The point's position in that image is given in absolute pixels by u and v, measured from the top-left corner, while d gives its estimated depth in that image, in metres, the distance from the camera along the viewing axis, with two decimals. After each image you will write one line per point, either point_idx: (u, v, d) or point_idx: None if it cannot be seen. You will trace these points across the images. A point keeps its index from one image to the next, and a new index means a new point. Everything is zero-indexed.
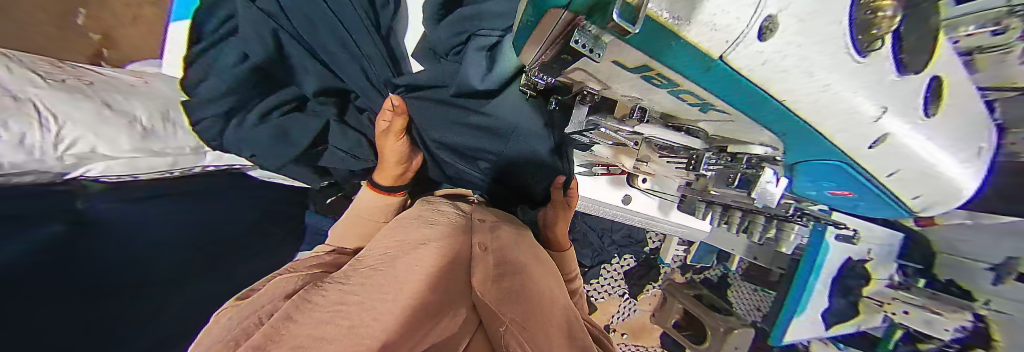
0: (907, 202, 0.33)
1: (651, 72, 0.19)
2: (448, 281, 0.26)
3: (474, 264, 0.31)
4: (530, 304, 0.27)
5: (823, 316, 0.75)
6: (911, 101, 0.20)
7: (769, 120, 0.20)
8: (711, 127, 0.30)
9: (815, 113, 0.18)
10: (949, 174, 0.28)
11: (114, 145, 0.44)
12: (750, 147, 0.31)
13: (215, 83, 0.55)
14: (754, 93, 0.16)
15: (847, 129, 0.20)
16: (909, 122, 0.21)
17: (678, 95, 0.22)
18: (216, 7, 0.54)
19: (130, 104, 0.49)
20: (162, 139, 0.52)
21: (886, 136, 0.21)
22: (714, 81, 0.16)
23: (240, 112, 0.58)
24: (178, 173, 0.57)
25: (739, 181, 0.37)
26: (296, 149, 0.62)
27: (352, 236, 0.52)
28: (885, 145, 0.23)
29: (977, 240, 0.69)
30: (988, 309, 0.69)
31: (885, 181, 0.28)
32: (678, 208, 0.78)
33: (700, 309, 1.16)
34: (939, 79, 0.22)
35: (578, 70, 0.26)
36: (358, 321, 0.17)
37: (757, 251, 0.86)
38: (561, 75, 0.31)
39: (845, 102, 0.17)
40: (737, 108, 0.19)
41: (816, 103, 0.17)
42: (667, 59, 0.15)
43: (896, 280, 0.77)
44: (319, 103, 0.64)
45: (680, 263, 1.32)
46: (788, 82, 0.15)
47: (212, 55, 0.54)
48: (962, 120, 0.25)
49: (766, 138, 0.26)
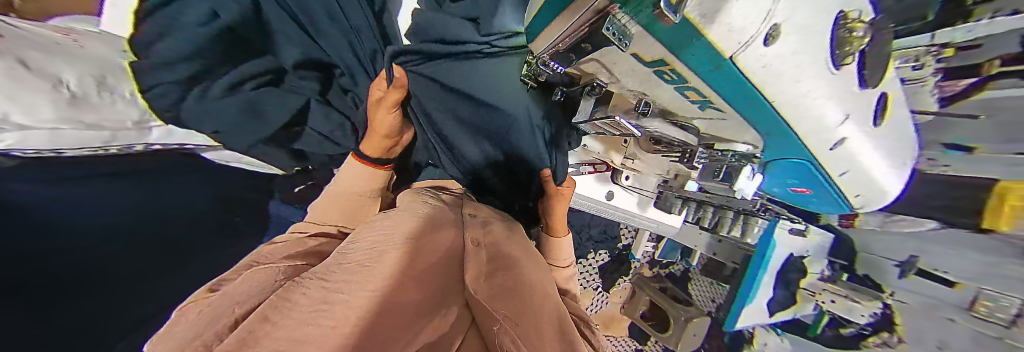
0: (849, 202, 0.38)
1: (666, 68, 0.20)
2: (437, 282, 0.26)
3: (466, 262, 0.31)
4: (522, 299, 0.27)
5: (769, 303, 0.85)
6: (864, 113, 0.23)
7: (756, 119, 0.22)
8: (705, 125, 0.31)
9: (796, 114, 0.20)
10: (881, 176, 0.33)
11: (30, 112, 0.37)
12: (734, 145, 0.32)
13: (171, 45, 0.44)
14: (751, 94, 0.18)
15: (816, 132, 0.22)
16: (859, 128, 0.24)
17: (683, 92, 0.24)
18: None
19: (56, 66, 0.40)
20: (96, 110, 0.45)
21: (843, 139, 0.24)
22: (720, 79, 0.17)
23: (205, 79, 0.49)
24: (118, 150, 0.49)
25: (724, 173, 0.36)
26: (267, 130, 0.58)
27: (340, 214, 0.49)
28: (840, 145, 0.25)
29: (886, 241, 0.82)
30: (892, 299, 0.81)
31: (837, 180, 0.32)
32: (654, 205, 0.84)
33: (665, 300, 1.26)
34: (883, 94, 0.25)
35: (592, 62, 0.27)
36: (343, 319, 0.16)
37: (717, 247, 0.95)
38: (572, 65, 0.32)
39: (816, 110, 0.20)
40: (734, 106, 0.21)
41: (799, 106, 0.19)
42: (687, 53, 0.16)
43: (825, 275, 0.90)
44: (300, 77, 0.59)
45: (648, 259, 1.41)
46: (781, 86, 0.17)
47: (170, 13, 0.43)
48: (898, 133, 0.29)
49: (748, 138, 0.28)
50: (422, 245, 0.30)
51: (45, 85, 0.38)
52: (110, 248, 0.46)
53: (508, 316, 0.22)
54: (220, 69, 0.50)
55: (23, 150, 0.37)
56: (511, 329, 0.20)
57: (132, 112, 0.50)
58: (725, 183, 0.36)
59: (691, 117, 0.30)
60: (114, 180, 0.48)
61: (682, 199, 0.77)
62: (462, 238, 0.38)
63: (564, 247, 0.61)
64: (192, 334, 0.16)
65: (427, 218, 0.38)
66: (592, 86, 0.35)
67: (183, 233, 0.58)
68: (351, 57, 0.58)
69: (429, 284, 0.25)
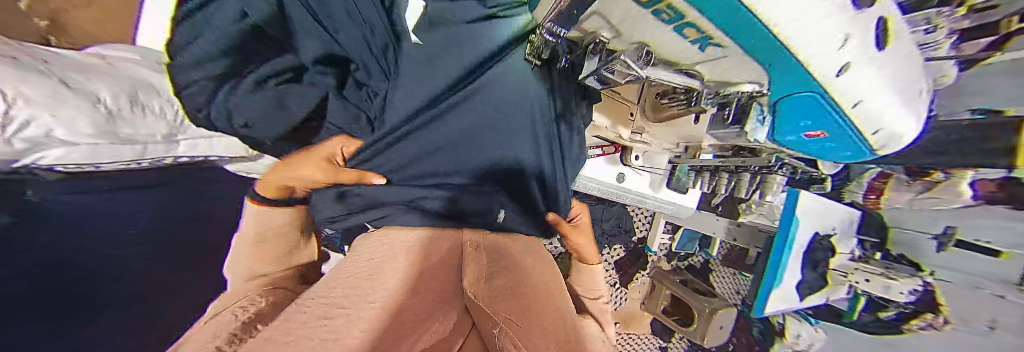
0: (868, 144, 0.33)
1: (664, 2, 0.17)
2: (433, 293, 0.32)
3: (466, 266, 0.38)
4: (518, 300, 0.32)
5: (798, 287, 0.81)
6: (876, 30, 0.19)
7: (758, 52, 0.19)
8: (711, 72, 0.29)
9: (806, 47, 0.17)
10: (895, 115, 0.28)
11: (72, 127, 0.41)
12: (739, 86, 0.30)
13: (206, 43, 0.48)
14: (753, 28, 0.15)
15: (822, 61, 0.19)
16: (870, 50, 0.20)
17: (682, 30, 0.21)
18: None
19: (91, 84, 0.44)
20: (130, 124, 0.49)
21: (849, 64, 0.20)
22: (720, 8, 0.15)
23: (231, 78, 0.51)
24: (146, 162, 0.56)
25: (732, 118, 0.44)
26: (291, 121, 0.56)
27: (261, 261, 0.45)
28: (848, 73, 0.21)
29: (918, 217, 0.77)
30: (932, 278, 0.74)
31: (853, 115, 0.27)
32: (668, 185, 0.82)
33: (687, 293, 1.21)
34: (888, 21, 0.19)
35: (594, 14, 0.26)
36: (343, 334, 0.20)
37: (735, 231, 0.93)
38: (574, 26, 0.31)
39: (822, 35, 0.16)
40: (734, 39, 0.18)
41: (805, 31, 0.15)
42: None
43: (858, 254, 0.86)
44: (318, 73, 0.53)
45: (665, 251, 1.37)
46: (779, 11, 0.13)
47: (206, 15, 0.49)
48: (907, 66, 0.25)
49: (752, 75, 0.26)
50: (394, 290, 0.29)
51: (87, 104, 0.43)
52: (136, 262, 0.49)
53: (507, 317, 0.27)
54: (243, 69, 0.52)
55: (59, 164, 0.43)
56: (508, 330, 0.24)
57: (162, 126, 0.55)
58: (734, 126, 0.44)
59: (696, 62, 0.28)
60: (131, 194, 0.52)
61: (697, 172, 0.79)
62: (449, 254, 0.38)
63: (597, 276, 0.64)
64: None
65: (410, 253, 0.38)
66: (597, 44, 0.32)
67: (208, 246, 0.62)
68: (366, 52, 0.56)
69: (429, 292, 0.32)
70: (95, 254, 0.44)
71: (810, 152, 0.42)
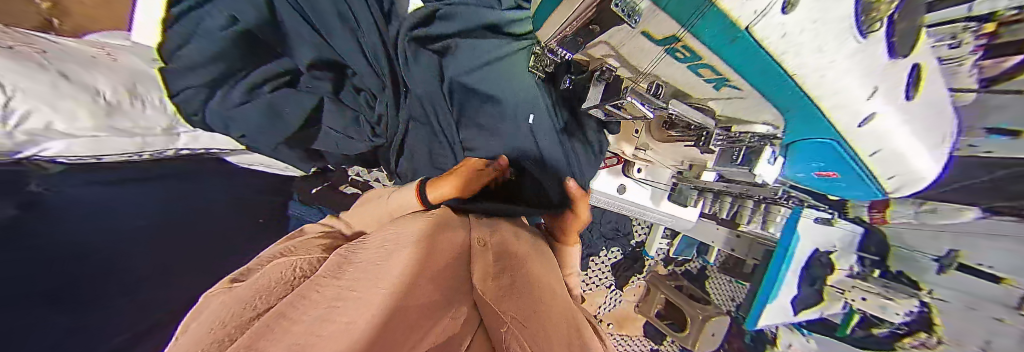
0: (880, 184, 0.33)
1: (679, 44, 0.16)
2: (446, 282, 0.26)
3: (472, 261, 0.31)
4: (532, 299, 0.27)
5: (793, 301, 0.80)
6: (908, 81, 0.18)
7: (782, 100, 0.18)
8: (722, 106, 0.27)
9: (832, 100, 0.16)
10: (918, 154, 0.28)
11: (71, 121, 0.41)
12: (751, 127, 0.28)
13: (200, 46, 0.49)
14: (780, 78, 0.14)
15: (852, 112, 0.18)
16: (902, 100, 0.19)
17: (697, 70, 0.20)
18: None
19: (90, 77, 0.44)
20: (129, 116, 0.48)
21: (876, 115, 0.20)
22: (741, 58, 0.14)
23: (228, 82, 0.54)
24: (147, 155, 0.55)
25: (742, 157, 0.34)
26: (291, 126, 0.61)
27: (362, 218, 0.49)
28: (877, 124, 0.21)
29: (922, 233, 0.72)
30: (931, 297, 0.71)
31: (867, 159, 0.27)
32: (668, 198, 0.81)
33: (683, 300, 1.21)
34: (924, 67, 0.19)
35: (601, 45, 0.24)
36: (356, 318, 0.17)
37: (735, 243, 0.92)
38: (580, 51, 0.29)
39: (856, 86, 0.15)
40: (757, 86, 0.17)
41: (835, 85, 0.14)
42: (699, 27, 0.13)
43: (856, 271, 0.84)
44: (314, 79, 0.61)
45: (663, 256, 1.38)
46: (809, 68, 0.12)
47: (194, 19, 0.49)
48: (941, 104, 0.24)
49: (769, 118, 0.24)
50: (418, 246, 0.28)
51: (83, 96, 0.42)
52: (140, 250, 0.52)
53: (517, 318, 0.22)
54: (242, 72, 0.55)
55: (62, 156, 0.44)
56: (519, 334, 0.20)
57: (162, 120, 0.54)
58: (744, 167, 0.34)
59: (707, 97, 0.26)
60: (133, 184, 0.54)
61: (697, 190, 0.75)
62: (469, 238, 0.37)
63: (572, 257, 0.55)
64: (225, 315, 0.19)
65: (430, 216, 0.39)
66: (602, 71, 0.31)
67: None
68: (361, 59, 0.59)
69: (439, 282, 0.25)
70: (93, 242, 0.46)
71: (816, 188, 0.41)
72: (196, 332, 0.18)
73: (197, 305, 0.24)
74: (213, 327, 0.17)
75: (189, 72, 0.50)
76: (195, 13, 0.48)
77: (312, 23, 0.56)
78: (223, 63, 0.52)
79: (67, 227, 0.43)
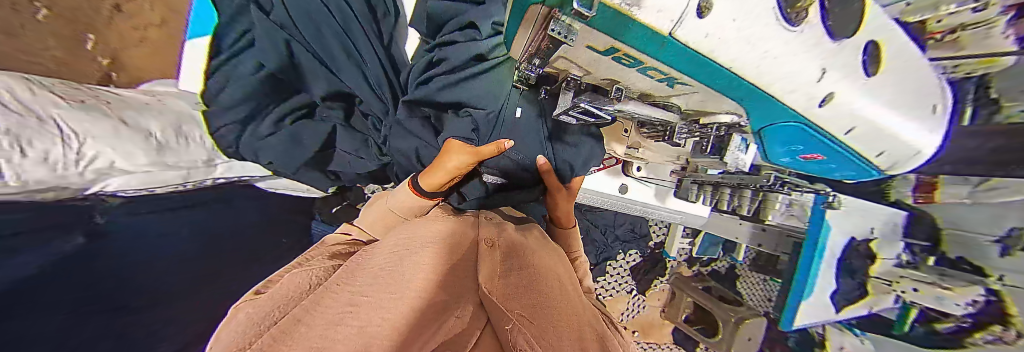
0: (870, 162, 0.31)
1: (619, 54, 0.18)
2: (450, 282, 0.26)
3: (480, 262, 0.31)
4: (538, 298, 0.27)
5: (832, 296, 0.68)
6: (860, 59, 0.19)
7: (730, 94, 0.19)
8: (683, 101, 0.28)
9: (780, 84, 0.17)
10: (901, 125, 0.26)
11: (130, 159, 0.47)
12: (717, 118, 0.30)
13: (235, 90, 0.58)
14: (705, 69, 0.16)
15: (811, 94, 0.19)
16: (857, 79, 0.20)
17: (645, 73, 0.21)
18: (233, 22, 0.56)
19: (145, 121, 0.52)
20: (175, 153, 0.55)
21: (833, 96, 0.20)
22: (674, 59, 0.16)
23: (254, 120, 0.62)
24: (191, 184, 0.61)
25: (712, 148, 0.41)
26: (309, 150, 0.66)
27: (375, 225, 0.49)
28: (838, 104, 0.21)
29: (980, 215, 0.64)
30: (1001, 284, 0.61)
31: (845, 140, 0.26)
32: (676, 195, 0.80)
33: (710, 301, 1.14)
34: (876, 43, 0.20)
35: (560, 59, 0.25)
36: (368, 321, 0.17)
37: (760, 237, 0.87)
38: (545, 65, 0.30)
39: (802, 70, 0.17)
40: (704, 83, 0.18)
41: (773, 71, 0.16)
42: (628, 39, 0.15)
43: (904, 260, 0.71)
44: (327, 108, 0.68)
45: (686, 256, 1.31)
46: (744, 61, 0.15)
47: (229, 66, 0.57)
48: (920, 70, 0.24)
49: (728, 107, 0.25)
50: (434, 250, 0.30)
51: (140, 138, 0.50)
52: (177, 272, 0.56)
53: (524, 317, 0.21)
54: (267, 107, 0.63)
55: (120, 190, 0.50)
56: (525, 328, 0.19)
57: (201, 152, 0.60)
58: (714, 155, 0.41)
59: (670, 95, 0.27)
60: (167, 214, 0.59)
61: (699, 185, 0.74)
62: (477, 242, 0.37)
63: (575, 241, 0.59)
64: (262, 316, 0.22)
65: (448, 223, 0.41)
66: (568, 81, 0.31)
67: (231, 261, 0.67)
68: (364, 85, 0.65)
69: (451, 288, 0.26)
70: (143, 265, 0.51)
71: (830, 177, 0.38)
72: (240, 326, 0.20)
73: (235, 307, 0.27)
74: (250, 326, 0.20)
75: (226, 111, 0.59)
76: (230, 63, 0.57)
77: (326, 64, 0.64)
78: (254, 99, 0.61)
79: (119, 254, 0.48)
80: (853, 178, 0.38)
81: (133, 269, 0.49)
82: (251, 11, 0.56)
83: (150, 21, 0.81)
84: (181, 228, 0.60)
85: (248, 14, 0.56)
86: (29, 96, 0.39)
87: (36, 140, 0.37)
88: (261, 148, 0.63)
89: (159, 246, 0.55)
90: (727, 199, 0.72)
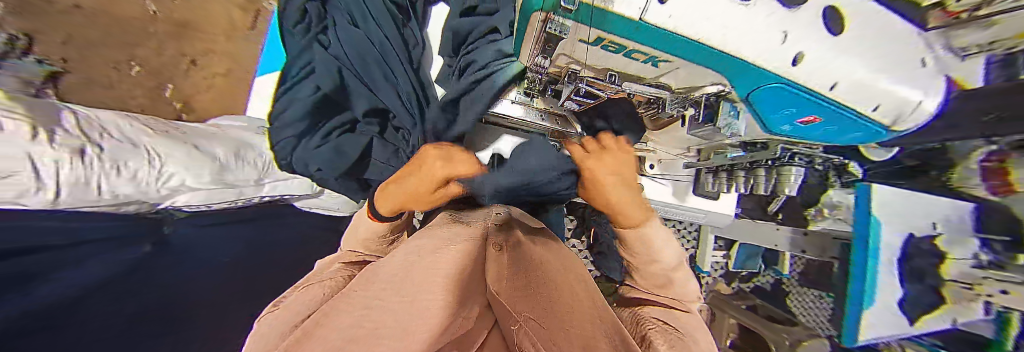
0: (879, 120, 0.31)
1: (607, 42, 0.22)
2: (471, 275, 0.25)
3: (488, 261, 0.30)
4: (544, 297, 0.24)
5: (902, 303, 0.58)
6: (818, 23, 0.23)
7: (709, 65, 0.23)
8: (673, 81, 0.31)
9: (748, 49, 0.21)
10: (892, 79, 0.28)
11: (197, 178, 0.55)
12: (702, 89, 0.33)
13: (297, 108, 0.68)
14: (683, 43, 0.20)
15: (781, 55, 0.22)
16: (820, 36, 0.23)
17: (631, 57, 0.25)
18: (299, 58, 0.71)
19: (213, 147, 0.61)
20: (233, 173, 0.62)
21: (801, 54, 0.23)
22: (649, 39, 0.20)
23: (310, 132, 0.70)
24: (240, 201, 0.68)
25: (704, 116, 0.44)
26: (350, 159, 0.70)
27: (354, 243, 0.47)
28: (808, 62, 0.24)
29: None
30: None
31: (837, 98, 0.28)
32: (693, 192, 0.78)
33: (755, 321, 1.04)
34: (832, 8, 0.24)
35: (562, 57, 0.28)
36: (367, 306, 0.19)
37: (803, 242, 0.77)
38: (549, 67, 0.33)
39: (767, 35, 0.21)
40: (684, 58, 0.22)
41: (742, 40, 0.20)
42: (609, 28, 0.19)
43: (982, 260, 0.60)
44: (366, 123, 0.74)
45: (723, 271, 1.19)
46: (711, 33, 0.19)
47: (295, 93, 0.70)
48: (886, 29, 0.27)
49: (713, 80, 0.28)
50: (456, 249, 0.31)
51: (208, 160, 0.58)
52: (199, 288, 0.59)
53: (526, 307, 0.19)
54: (322, 123, 0.71)
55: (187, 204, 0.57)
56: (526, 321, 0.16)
57: (253, 173, 0.68)
58: (707, 122, 0.43)
59: (657, 76, 0.30)
60: None
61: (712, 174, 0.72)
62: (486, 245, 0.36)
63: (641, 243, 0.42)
64: (282, 328, 0.25)
65: (474, 227, 0.42)
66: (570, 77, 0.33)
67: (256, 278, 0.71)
68: (395, 98, 0.72)
69: (476, 280, 0.25)
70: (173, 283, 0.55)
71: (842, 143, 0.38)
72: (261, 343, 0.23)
73: (258, 324, 0.31)
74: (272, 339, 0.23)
75: (290, 125, 0.68)
76: (295, 90, 0.70)
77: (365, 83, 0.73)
78: (309, 118, 0.69)
79: None
80: (858, 139, 0.36)
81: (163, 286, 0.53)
82: (315, 48, 0.71)
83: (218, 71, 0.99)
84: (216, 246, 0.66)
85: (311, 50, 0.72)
86: (128, 130, 0.50)
87: (128, 161, 0.46)
88: (311, 158, 0.69)
89: None
90: (740, 180, 0.64)
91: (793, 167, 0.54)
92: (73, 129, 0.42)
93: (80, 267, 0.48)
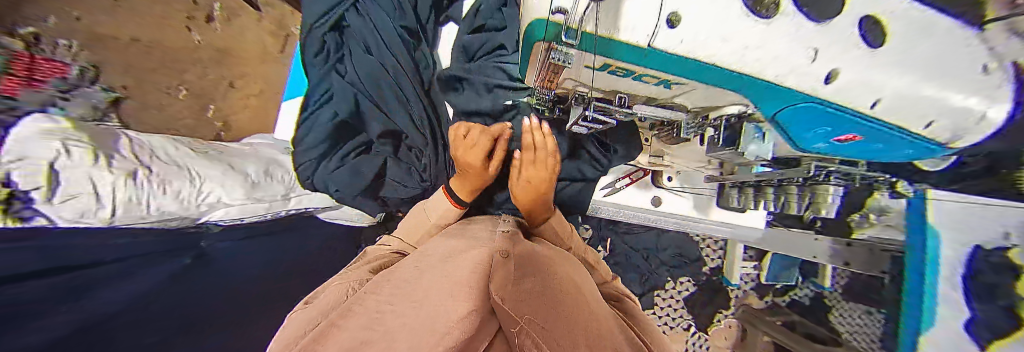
0: (924, 136, 0.28)
1: (614, 67, 0.23)
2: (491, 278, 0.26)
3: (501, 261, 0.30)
4: (555, 305, 0.24)
5: None
6: (852, 36, 0.20)
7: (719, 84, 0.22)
8: (688, 100, 0.30)
9: (763, 69, 0.20)
10: (950, 96, 0.24)
11: (231, 194, 0.60)
12: (722, 109, 0.34)
13: (317, 132, 0.73)
14: (691, 63, 0.20)
15: (798, 75, 0.21)
16: (852, 54, 0.21)
17: (643, 79, 0.25)
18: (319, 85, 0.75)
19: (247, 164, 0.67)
20: (263, 189, 0.67)
21: (834, 72, 0.22)
22: (658, 61, 0.20)
23: (330, 152, 0.75)
24: (270, 215, 0.71)
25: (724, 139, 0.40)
26: (365, 180, 0.75)
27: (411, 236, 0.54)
28: (834, 80, 0.22)
29: None
30: None
31: (874, 115, 0.25)
32: (717, 204, 0.75)
33: (791, 339, 0.88)
34: (872, 19, 0.21)
35: (569, 80, 0.30)
36: (393, 325, 0.18)
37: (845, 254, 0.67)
38: (557, 87, 0.35)
39: (787, 54, 0.19)
40: (693, 78, 0.22)
41: (758, 59, 0.19)
42: (616, 51, 0.20)
43: None
44: (380, 144, 0.79)
45: (753, 284, 1.11)
46: (723, 54, 0.18)
47: (313, 117, 0.74)
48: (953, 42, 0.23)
49: (733, 97, 0.27)
50: (470, 253, 0.32)
51: (241, 177, 0.63)
52: (241, 293, 0.63)
53: (539, 326, 0.19)
54: (341, 144, 0.77)
55: (222, 219, 0.61)
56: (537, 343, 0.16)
57: (281, 187, 0.73)
58: (728, 146, 0.40)
59: (673, 96, 0.29)
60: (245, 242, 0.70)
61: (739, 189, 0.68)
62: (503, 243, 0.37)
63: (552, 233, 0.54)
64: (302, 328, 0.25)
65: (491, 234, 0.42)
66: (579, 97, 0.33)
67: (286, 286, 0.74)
68: (407, 119, 0.78)
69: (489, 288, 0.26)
70: (218, 288, 0.59)
71: (881, 157, 0.35)
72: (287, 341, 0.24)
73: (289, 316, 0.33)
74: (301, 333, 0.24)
75: (309, 149, 0.73)
76: (314, 115, 0.74)
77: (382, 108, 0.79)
78: (328, 141, 0.75)
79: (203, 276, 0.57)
80: (913, 154, 0.32)
81: (210, 291, 0.57)
82: (333, 76, 0.75)
83: (250, 91, 1.05)
84: (252, 255, 0.70)
85: (329, 78, 0.75)
86: (174, 152, 0.56)
87: (173, 181, 0.51)
88: (328, 179, 0.74)
89: (231, 271, 0.63)
90: (771, 198, 0.60)
91: (828, 185, 0.48)
92: (128, 154, 0.48)
93: (142, 275, 0.48)
